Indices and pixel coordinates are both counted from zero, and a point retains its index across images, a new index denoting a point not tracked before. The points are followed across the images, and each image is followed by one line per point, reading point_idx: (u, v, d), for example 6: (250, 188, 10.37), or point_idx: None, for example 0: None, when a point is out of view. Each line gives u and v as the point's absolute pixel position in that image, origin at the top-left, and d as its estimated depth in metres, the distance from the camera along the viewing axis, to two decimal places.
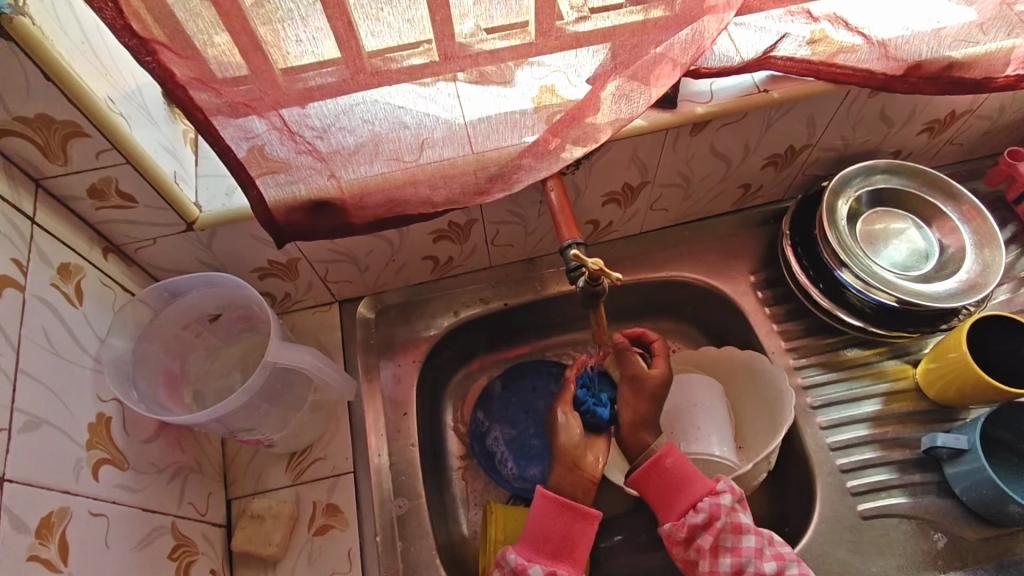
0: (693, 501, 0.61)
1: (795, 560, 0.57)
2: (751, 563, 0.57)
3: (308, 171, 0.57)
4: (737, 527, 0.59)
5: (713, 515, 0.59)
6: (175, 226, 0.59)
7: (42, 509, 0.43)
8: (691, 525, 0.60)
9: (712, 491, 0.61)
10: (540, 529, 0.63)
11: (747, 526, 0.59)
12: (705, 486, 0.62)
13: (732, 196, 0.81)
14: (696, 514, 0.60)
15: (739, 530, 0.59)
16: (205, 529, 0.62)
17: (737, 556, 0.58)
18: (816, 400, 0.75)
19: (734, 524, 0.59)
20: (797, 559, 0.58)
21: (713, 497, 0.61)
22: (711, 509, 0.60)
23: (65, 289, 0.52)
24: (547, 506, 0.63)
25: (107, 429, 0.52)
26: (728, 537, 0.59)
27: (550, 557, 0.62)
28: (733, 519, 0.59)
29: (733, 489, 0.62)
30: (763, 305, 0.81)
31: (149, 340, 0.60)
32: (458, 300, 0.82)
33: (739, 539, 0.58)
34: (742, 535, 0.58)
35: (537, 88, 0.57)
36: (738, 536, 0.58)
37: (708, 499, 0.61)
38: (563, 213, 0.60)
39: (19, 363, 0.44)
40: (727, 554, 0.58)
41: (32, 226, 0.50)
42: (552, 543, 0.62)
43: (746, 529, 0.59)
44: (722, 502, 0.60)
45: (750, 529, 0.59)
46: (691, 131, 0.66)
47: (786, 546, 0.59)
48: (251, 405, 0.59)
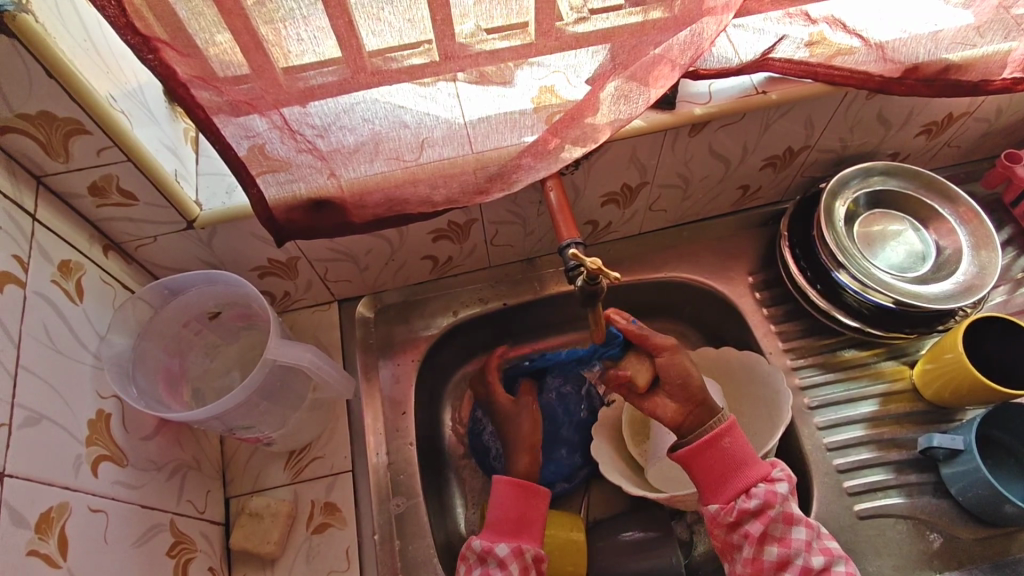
0: (746, 486, 0.60)
1: (841, 556, 0.58)
2: (799, 555, 0.58)
3: (308, 169, 0.58)
4: (789, 518, 0.59)
5: (768, 502, 0.59)
6: (176, 224, 0.60)
7: (41, 505, 0.43)
8: (742, 510, 0.59)
9: (767, 478, 0.60)
10: (500, 511, 0.65)
11: (798, 518, 0.59)
12: (760, 472, 0.61)
13: (730, 197, 0.81)
14: (749, 500, 0.59)
15: (790, 521, 0.58)
16: (203, 527, 0.62)
17: (785, 546, 0.58)
18: (813, 401, 0.75)
19: (787, 514, 0.59)
20: (841, 554, 0.59)
21: (768, 484, 0.60)
22: (765, 496, 0.59)
23: (66, 286, 0.52)
24: (503, 489, 0.65)
25: (106, 425, 0.52)
26: (779, 526, 0.58)
27: (510, 535, 0.64)
28: (785, 509, 0.59)
29: (786, 476, 0.61)
30: (761, 306, 0.81)
31: (149, 337, 0.60)
32: (458, 300, 0.82)
33: (789, 530, 0.58)
34: (793, 526, 0.58)
35: (537, 88, 0.57)
36: (788, 527, 0.58)
37: (763, 485, 0.60)
38: (562, 212, 0.61)
39: (19, 359, 0.44)
40: (774, 542, 0.58)
41: (33, 223, 0.50)
42: (509, 524, 0.64)
43: (797, 521, 0.59)
44: (777, 490, 0.59)
45: (801, 521, 0.59)
46: (690, 131, 0.67)
47: (830, 540, 0.60)
48: (250, 403, 0.60)
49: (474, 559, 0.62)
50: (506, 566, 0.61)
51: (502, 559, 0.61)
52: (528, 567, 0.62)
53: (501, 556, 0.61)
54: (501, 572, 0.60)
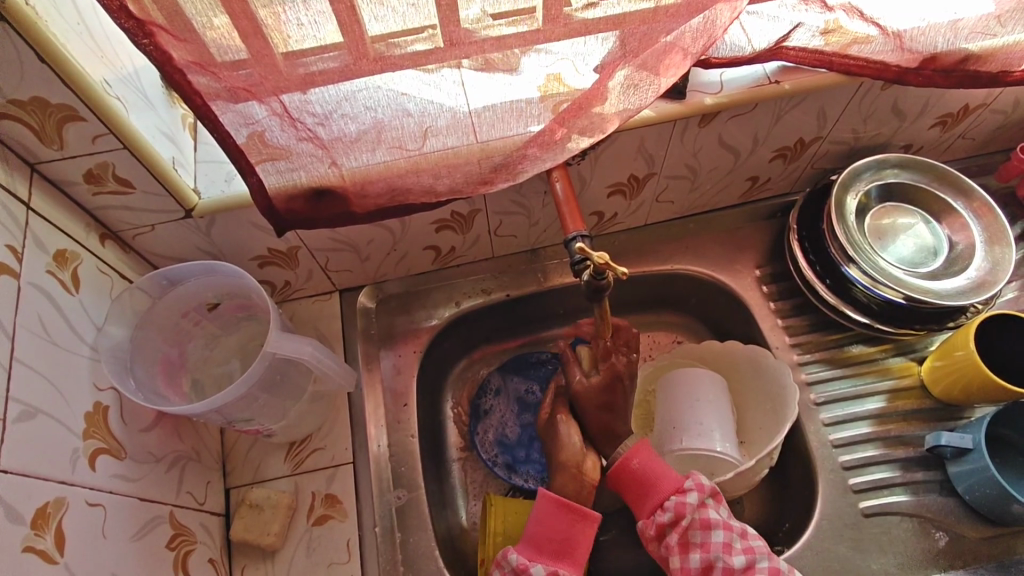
0: (660, 500, 0.61)
1: (764, 553, 0.56)
2: (719, 558, 0.56)
3: (309, 158, 0.57)
4: (705, 523, 0.58)
5: (679, 514, 0.59)
6: (174, 213, 0.59)
7: (37, 500, 0.42)
8: (659, 524, 0.60)
9: (679, 489, 0.61)
10: (542, 529, 0.63)
11: (715, 521, 0.58)
12: (672, 484, 0.61)
13: (739, 189, 0.80)
14: (663, 513, 0.60)
15: (707, 525, 0.58)
16: (204, 518, 0.62)
17: (706, 552, 0.57)
18: (820, 396, 0.74)
19: (701, 520, 0.58)
20: (768, 551, 0.57)
21: (681, 495, 0.60)
22: (677, 508, 0.59)
23: (62, 276, 0.51)
24: (550, 506, 0.63)
25: (104, 418, 0.51)
26: (697, 533, 0.58)
27: (551, 557, 0.62)
28: (700, 516, 0.58)
29: (702, 484, 0.61)
30: (767, 300, 0.80)
31: (147, 328, 0.58)
32: (460, 291, 0.81)
33: (707, 535, 0.57)
34: (710, 531, 0.57)
35: (544, 76, 0.56)
36: (706, 532, 0.57)
37: (675, 498, 0.60)
38: (568, 204, 0.61)
39: (14, 352, 0.43)
40: (695, 550, 0.57)
41: (27, 212, 0.49)
42: (552, 545, 0.62)
43: (714, 525, 0.57)
44: (686, 501, 0.59)
45: (720, 523, 0.58)
46: (700, 122, 0.65)
47: (756, 538, 0.58)
48: (250, 395, 0.58)
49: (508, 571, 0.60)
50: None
51: None
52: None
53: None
54: None
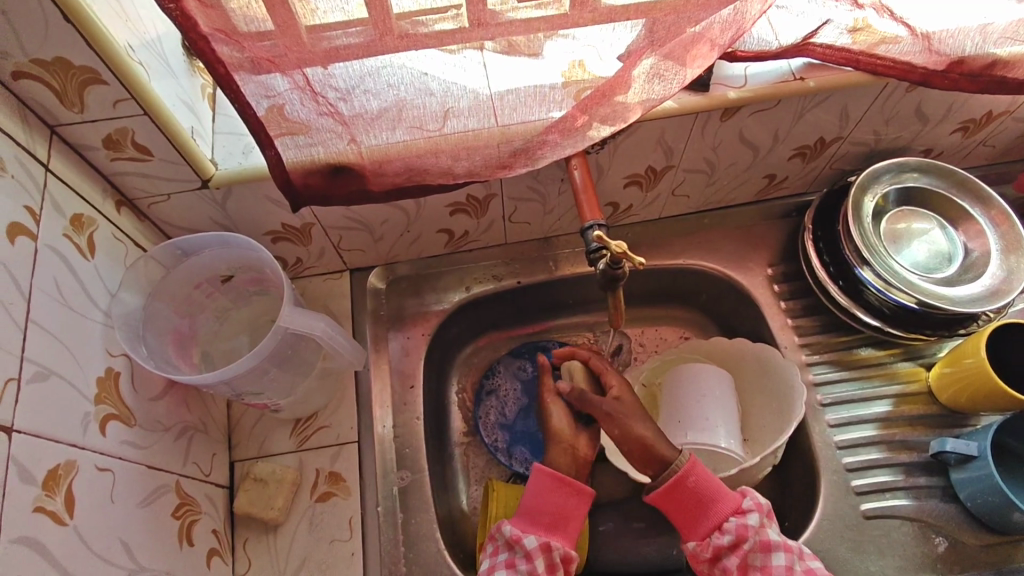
0: (719, 521, 0.61)
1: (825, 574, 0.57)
2: None
3: (328, 134, 0.57)
4: (766, 546, 0.58)
5: (741, 536, 0.59)
6: (190, 183, 0.58)
7: (49, 462, 0.42)
8: (717, 546, 0.60)
9: (738, 509, 0.61)
10: (536, 502, 0.64)
11: (776, 543, 0.58)
12: (731, 503, 0.61)
13: (755, 186, 0.79)
14: (721, 536, 0.60)
15: (767, 548, 0.58)
16: (208, 490, 0.62)
17: None
18: (826, 398, 0.74)
19: (762, 543, 0.58)
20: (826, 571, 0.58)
21: (741, 516, 0.60)
22: (738, 531, 0.59)
23: (77, 241, 0.50)
24: (545, 480, 0.65)
25: (115, 383, 0.51)
26: (758, 556, 0.58)
27: (544, 529, 0.63)
28: (760, 538, 0.59)
29: (758, 504, 0.61)
30: (778, 299, 0.80)
31: (162, 295, 0.58)
32: (471, 276, 0.81)
33: (768, 558, 0.58)
34: (772, 554, 0.58)
35: (568, 62, 0.56)
36: (767, 555, 0.58)
37: (735, 519, 0.60)
38: (586, 192, 0.61)
39: (29, 313, 0.43)
40: (756, 573, 0.58)
41: (45, 173, 0.48)
42: (545, 517, 0.63)
43: (775, 547, 0.58)
44: (748, 523, 0.59)
45: (781, 546, 0.58)
46: (722, 116, 0.64)
47: (815, 559, 0.59)
48: (260, 369, 0.58)
49: (501, 543, 0.62)
50: (531, 559, 0.60)
51: (530, 551, 0.60)
52: (554, 565, 0.60)
53: (528, 548, 0.60)
54: (526, 563, 0.60)
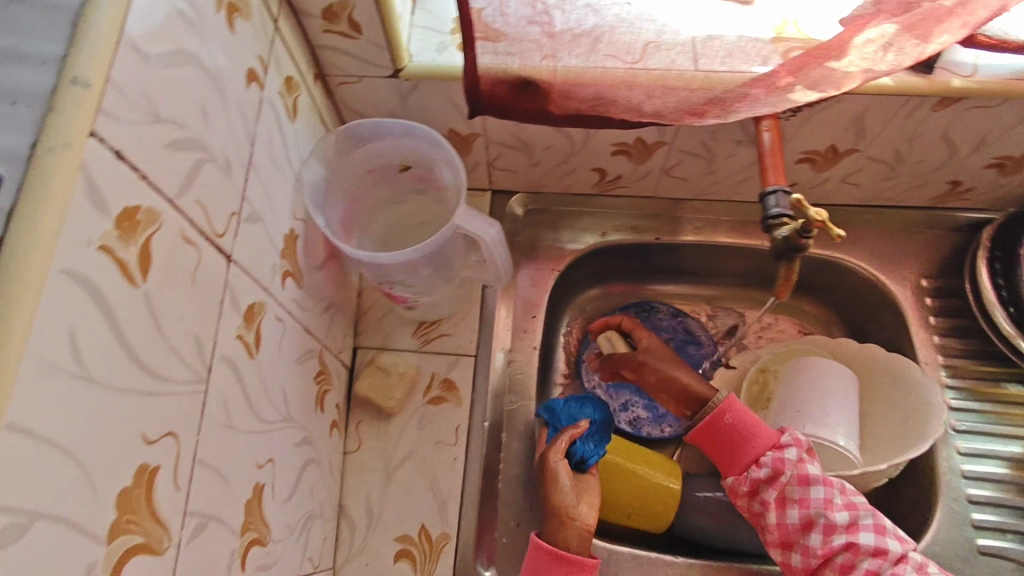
0: (756, 456, 0.60)
1: (868, 509, 0.56)
2: (821, 515, 0.56)
3: (529, 45, 0.57)
4: (805, 480, 0.57)
5: (778, 469, 0.58)
6: (384, 69, 0.59)
7: (250, 297, 0.43)
8: (754, 480, 0.59)
9: (776, 445, 0.60)
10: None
11: (814, 477, 0.57)
12: (768, 439, 0.60)
13: (933, 191, 0.74)
14: (759, 470, 0.59)
15: (806, 481, 0.57)
16: (338, 366, 0.65)
17: (805, 508, 0.56)
18: (961, 424, 0.70)
19: (800, 476, 0.57)
20: (870, 507, 0.57)
21: (778, 451, 0.60)
22: (774, 465, 0.59)
23: (287, 101, 0.52)
24: (541, 558, 0.59)
25: (293, 244, 0.53)
26: (795, 490, 0.57)
27: None
28: (799, 471, 0.58)
29: (797, 441, 0.61)
30: (927, 313, 0.75)
31: (343, 167, 0.60)
32: (610, 222, 0.80)
33: (808, 491, 0.57)
34: (810, 488, 0.57)
35: (777, 20, 0.60)
36: (805, 488, 0.57)
37: (771, 453, 0.60)
38: (773, 157, 0.58)
39: (250, 156, 0.44)
40: (794, 505, 0.57)
41: (274, 29, 0.49)
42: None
43: (814, 481, 0.57)
44: (785, 456, 0.59)
45: (820, 481, 0.57)
46: (935, 104, 0.59)
47: (858, 495, 0.58)
48: (418, 263, 0.60)
49: None
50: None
51: None
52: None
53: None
54: None
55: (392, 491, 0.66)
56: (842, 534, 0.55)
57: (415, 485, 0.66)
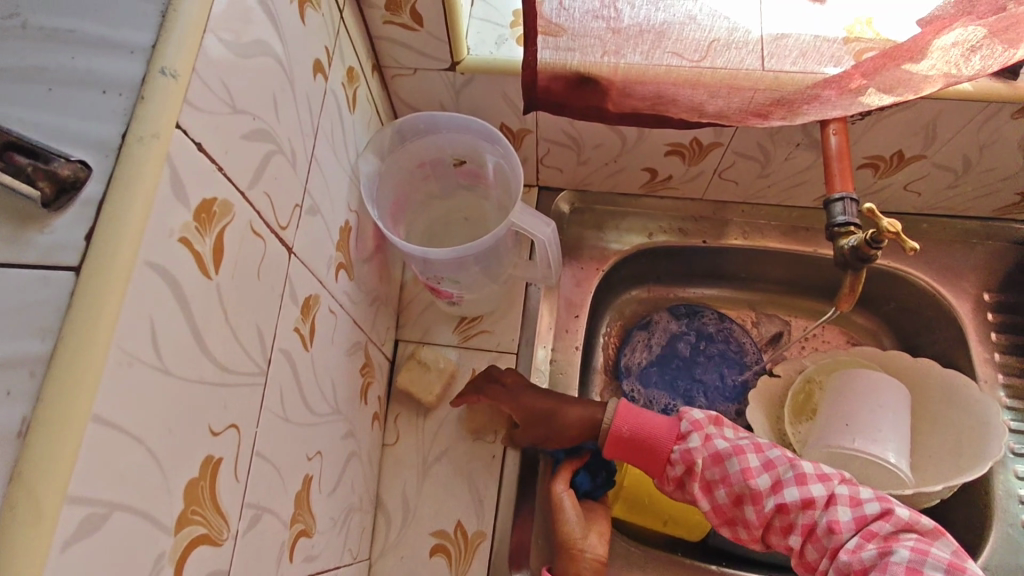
0: (666, 454, 0.59)
1: (785, 463, 0.55)
2: (754, 493, 0.55)
3: (593, 40, 0.56)
4: (718, 457, 0.56)
5: (690, 459, 0.57)
6: (441, 63, 0.59)
7: (308, 290, 0.43)
8: (676, 477, 0.58)
9: (679, 436, 0.59)
10: None
11: (726, 451, 0.56)
12: (669, 431, 0.59)
13: (1000, 202, 0.71)
14: (674, 468, 0.58)
15: (719, 459, 0.56)
16: (380, 359, 0.65)
17: (729, 486, 0.55)
18: (1021, 447, 0.68)
19: (713, 456, 0.56)
20: (789, 457, 0.56)
21: (683, 441, 0.58)
22: (684, 457, 0.57)
23: (348, 93, 0.51)
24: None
25: (346, 237, 0.53)
26: (713, 471, 0.56)
27: None
28: (710, 451, 0.57)
29: (699, 422, 0.59)
30: (987, 330, 0.72)
31: (396, 159, 0.59)
32: (657, 224, 0.78)
33: (725, 467, 0.56)
34: (723, 464, 0.56)
35: (852, 19, 0.56)
36: (722, 465, 0.56)
37: (679, 447, 0.58)
38: (840, 161, 0.55)
39: (313, 149, 0.44)
40: (721, 487, 0.56)
41: (339, 19, 0.49)
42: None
43: (726, 455, 0.56)
44: (690, 445, 0.57)
45: (732, 454, 0.56)
46: (1014, 112, 0.57)
47: (773, 449, 0.56)
48: (467, 262, 0.59)
49: None
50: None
51: None
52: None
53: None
54: None
55: (430, 486, 0.66)
56: (771, 498, 0.54)
57: (452, 481, 0.66)
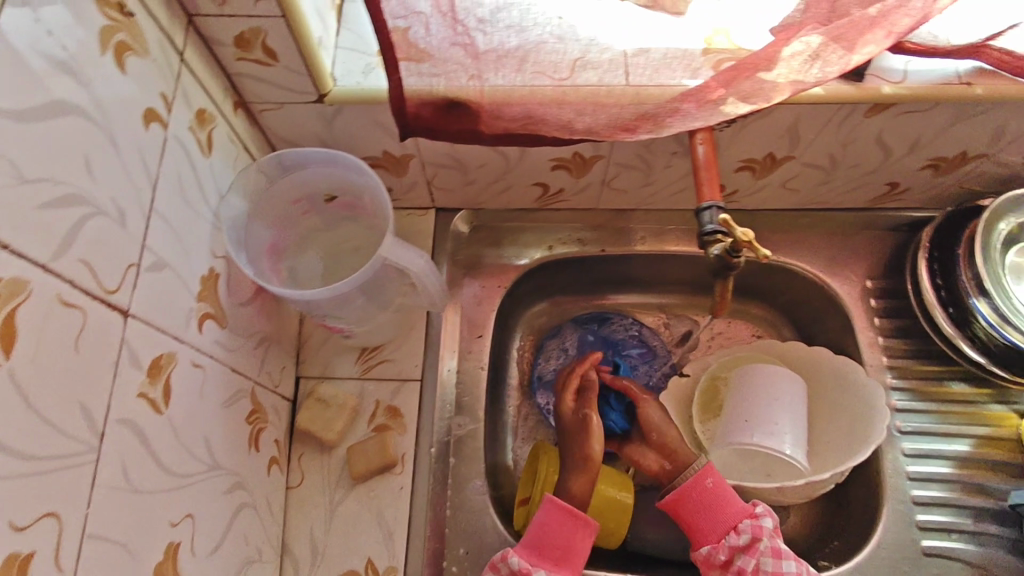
0: (733, 524, 0.62)
1: None
2: None
3: (454, 65, 0.55)
4: (778, 552, 0.59)
5: (755, 537, 0.60)
6: (306, 95, 0.57)
7: (156, 350, 0.42)
8: (731, 548, 0.61)
9: (752, 514, 0.62)
10: (546, 537, 0.62)
11: (787, 551, 0.59)
12: (744, 509, 0.62)
13: (872, 193, 0.74)
14: (737, 537, 0.61)
15: (778, 554, 0.59)
16: (275, 400, 0.64)
17: None
18: (906, 426, 0.71)
19: (774, 548, 0.59)
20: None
21: (755, 519, 0.61)
22: (752, 531, 0.60)
23: (200, 136, 0.49)
24: (555, 513, 0.63)
25: (214, 284, 0.50)
26: (769, 561, 0.59)
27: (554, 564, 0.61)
28: (773, 544, 0.60)
29: (771, 512, 0.63)
30: (871, 315, 0.76)
31: (270, 194, 0.58)
32: (555, 236, 0.79)
33: (779, 564, 0.59)
34: (782, 560, 0.59)
35: (709, 31, 0.58)
36: (778, 561, 0.59)
37: (748, 520, 0.61)
38: (708, 170, 0.57)
39: (154, 202, 0.42)
40: None
41: (180, 63, 0.46)
42: (554, 552, 0.62)
43: (785, 555, 0.59)
44: (763, 524, 0.61)
45: (790, 555, 0.59)
46: (867, 112, 0.59)
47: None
48: (349, 295, 0.59)
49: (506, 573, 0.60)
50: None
51: None
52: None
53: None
54: None
55: (338, 525, 0.64)
56: None
57: (361, 518, 0.64)
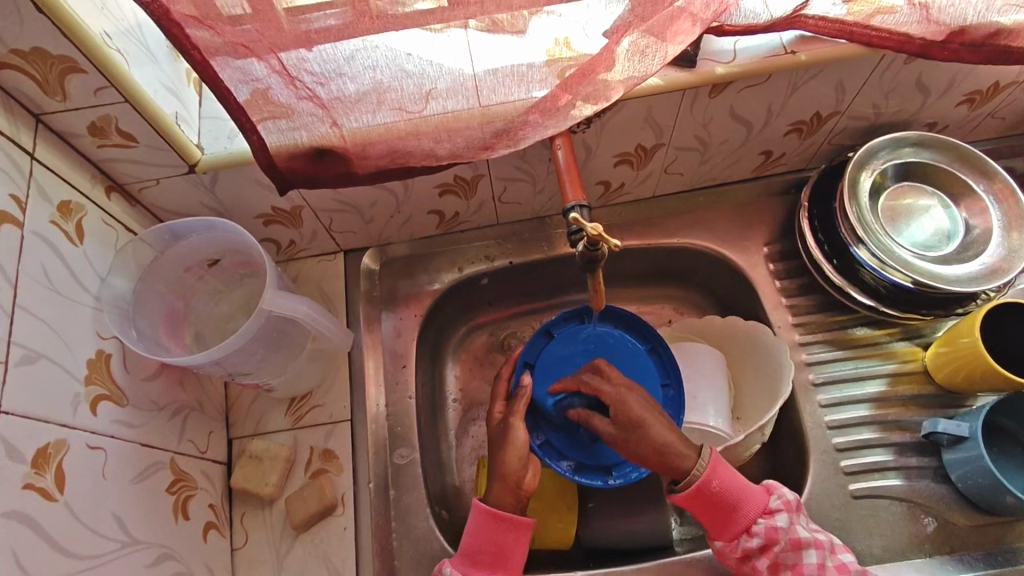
0: (748, 524, 0.58)
1: (857, 570, 0.56)
2: None
3: (310, 118, 0.56)
4: (797, 546, 0.57)
5: (770, 539, 0.57)
6: (177, 168, 0.59)
7: (38, 441, 0.44)
8: (746, 548, 0.57)
9: (766, 510, 0.58)
10: (474, 543, 0.59)
11: (807, 541, 0.57)
12: (760, 504, 0.58)
13: (751, 162, 0.78)
14: (751, 540, 0.57)
15: (798, 547, 0.57)
16: (205, 466, 0.64)
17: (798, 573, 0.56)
18: (819, 377, 0.73)
19: (794, 542, 0.57)
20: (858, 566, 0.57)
21: (769, 517, 0.58)
22: (767, 533, 0.57)
23: (66, 228, 0.52)
24: (481, 519, 0.60)
25: (106, 365, 0.53)
26: (789, 557, 0.57)
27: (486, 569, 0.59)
28: (791, 537, 0.57)
29: (786, 501, 0.59)
30: (774, 278, 0.79)
31: (158, 266, 0.60)
32: (465, 257, 0.81)
33: (799, 556, 0.57)
34: (802, 552, 0.57)
35: (551, 39, 0.56)
36: (798, 554, 0.57)
37: (764, 520, 0.57)
38: (569, 171, 0.58)
39: (16, 299, 0.45)
40: (787, 571, 0.57)
41: (31, 162, 0.50)
42: (485, 557, 0.59)
43: (805, 545, 0.57)
44: (778, 524, 0.57)
45: (811, 543, 0.57)
46: (710, 92, 0.63)
47: (845, 552, 0.58)
48: (249, 349, 0.60)
49: None
50: None
51: None
52: None
53: None
54: None
55: None
56: None
57: (308, 565, 0.65)
